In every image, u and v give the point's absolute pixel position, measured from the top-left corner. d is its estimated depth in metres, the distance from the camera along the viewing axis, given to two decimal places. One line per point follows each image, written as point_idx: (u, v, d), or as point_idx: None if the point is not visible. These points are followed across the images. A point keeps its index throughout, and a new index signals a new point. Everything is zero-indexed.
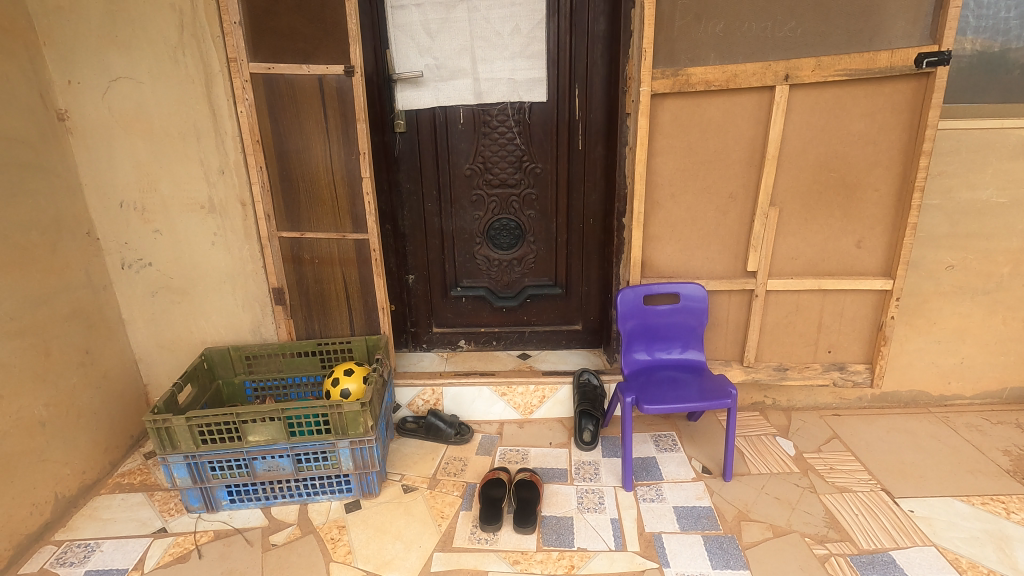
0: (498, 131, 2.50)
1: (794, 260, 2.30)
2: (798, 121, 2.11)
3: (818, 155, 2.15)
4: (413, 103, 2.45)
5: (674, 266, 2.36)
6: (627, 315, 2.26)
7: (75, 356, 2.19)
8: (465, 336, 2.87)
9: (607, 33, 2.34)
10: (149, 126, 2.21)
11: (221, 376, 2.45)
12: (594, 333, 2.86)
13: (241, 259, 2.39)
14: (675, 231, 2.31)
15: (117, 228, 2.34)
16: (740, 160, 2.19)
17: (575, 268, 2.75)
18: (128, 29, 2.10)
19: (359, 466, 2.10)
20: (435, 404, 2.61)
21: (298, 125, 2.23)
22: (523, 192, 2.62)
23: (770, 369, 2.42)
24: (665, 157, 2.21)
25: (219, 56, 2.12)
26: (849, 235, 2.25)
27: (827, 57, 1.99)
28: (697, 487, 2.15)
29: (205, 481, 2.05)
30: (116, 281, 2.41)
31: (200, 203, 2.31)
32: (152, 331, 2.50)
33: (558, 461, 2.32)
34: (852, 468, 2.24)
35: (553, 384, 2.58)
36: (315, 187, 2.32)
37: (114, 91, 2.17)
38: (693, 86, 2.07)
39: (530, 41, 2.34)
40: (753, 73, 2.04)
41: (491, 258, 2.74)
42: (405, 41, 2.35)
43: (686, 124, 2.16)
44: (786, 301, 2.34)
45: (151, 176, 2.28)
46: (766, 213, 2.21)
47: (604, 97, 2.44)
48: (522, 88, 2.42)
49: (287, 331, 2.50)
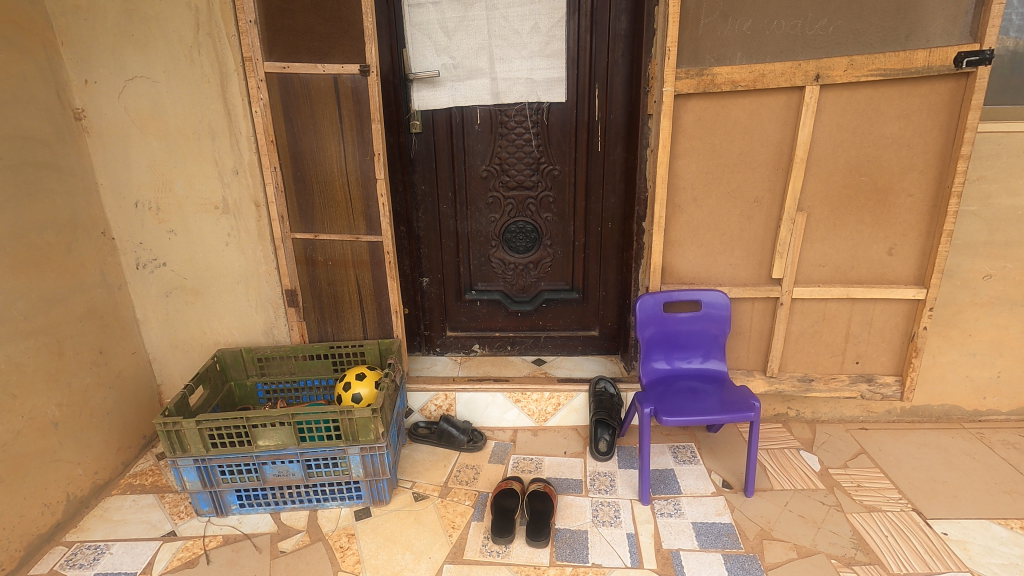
0: (516, 132, 2.45)
1: (821, 267, 2.18)
2: (828, 123, 2.02)
3: (849, 158, 2.04)
4: (429, 103, 2.41)
5: (696, 272, 2.27)
6: (646, 322, 2.20)
7: (89, 356, 2.19)
8: (479, 340, 2.81)
9: (629, 32, 2.28)
10: (163, 125, 2.20)
11: (234, 377, 2.43)
12: (611, 340, 2.78)
13: (254, 260, 2.37)
14: (696, 237, 2.23)
15: (132, 228, 2.33)
16: (767, 163, 2.11)
17: (593, 273, 2.68)
18: (145, 27, 2.08)
19: (369, 473, 2.05)
20: (448, 409, 2.57)
21: (312, 125, 2.19)
22: (540, 194, 2.56)
23: (794, 381, 2.30)
24: (688, 159, 2.14)
25: (234, 55, 2.09)
26: (880, 242, 2.12)
27: (861, 57, 1.91)
28: (717, 502, 2.07)
29: (215, 485, 2.03)
30: (131, 281, 2.40)
31: (214, 204, 2.29)
32: (165, 331, 2.49)
33: (572, 472, 2.26)
34: (881, 486, 2.14)
35: (569, 392, 2.52)
36: (330, 188, 2.27)
37: (130, 90, 2.16)
38: (718, 86, 2.00)
39: (549, 39, 2.29)
40: (782, 72, 1.96)
41: (506, 262, 2.68)
42: (421, 39, 2.31)
43: (711, 125, 2.09)
44: (812, 311, 2.22)
45: (165, 176, 2.26)
46: (792, 218, 2.11)
47: (625, 97, 2.37)
48: (541, 88, 2.36)
49: (299, 333, 2.46)
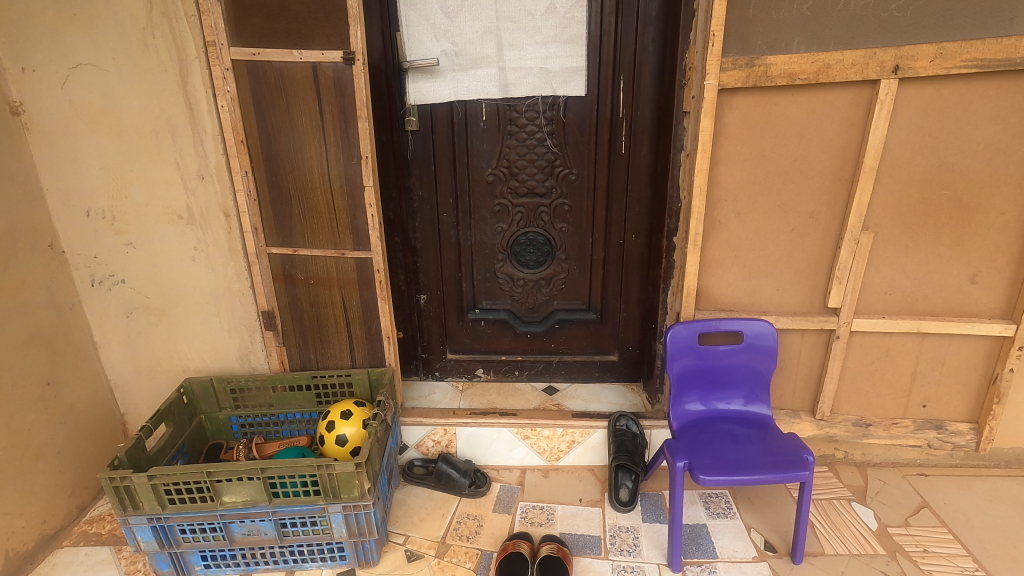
0: (527, 131, 2.12)
1: (887, 295, 1.85)
2: (904, 125, 1.67)
3: (928, 168, 1.70)
4: (427, 96, 2.07)
5: (735, 298, 1.95)
6: (678, 355, 1.87)
7: (34, 389, 1.90)
8: (483, 364, 2.50)
9: (661, 13, 1.93)
10: (116, 121, 1.88)
11: (204, 410, 2.14)
12: (632, 366, 2.47)
13: (226, 277, 2.06)
14: (738, 257, 1.90)
15: (85, 240, 2.02)
16: (827, 172, 1.76)
17: (613, 291, 2.36)
18: (90, 5, 1.75)
19: (354, 533, 1.76)
20: (447, 446, 2.26)
21: (289, 123, 1.87)
22: (553, 202, 2.23)
23: (848, 425, 2.00)
24: (731, 166, 1.80)
25: (195, 39, 1.77)
26: (961, 267, 1.78)
27: (952, 45, 1.57)
28: (760, 570, 1.76)
29: (175, 545, 1.74)
30: (87, 299, 2.09)
31: (177, 213, 1.98)
32: (128, 355, 2.18)
33: (589, 526, 1.96)
34: (952, 552, 1.82)
35: (585, 428, 2.21)
36: (310, 196, 1.95)
37: (76, 80, 1.83)
38: (772, 79, 1.66)
39: (568, 22, 1.95)
40: (852, 63, 1.62)
41: (515, 277, 2.35)
42: (418, 22, 1.97)
43: (760, 126, 1.74)
44: (873, 345, 1.90)
45: (121, 180, 1.94)
46: (856, 239, 1.77)
47: (654, 91, 2.03)
48: (557, 80, 2.02)
49: (278, 360, 2.16)
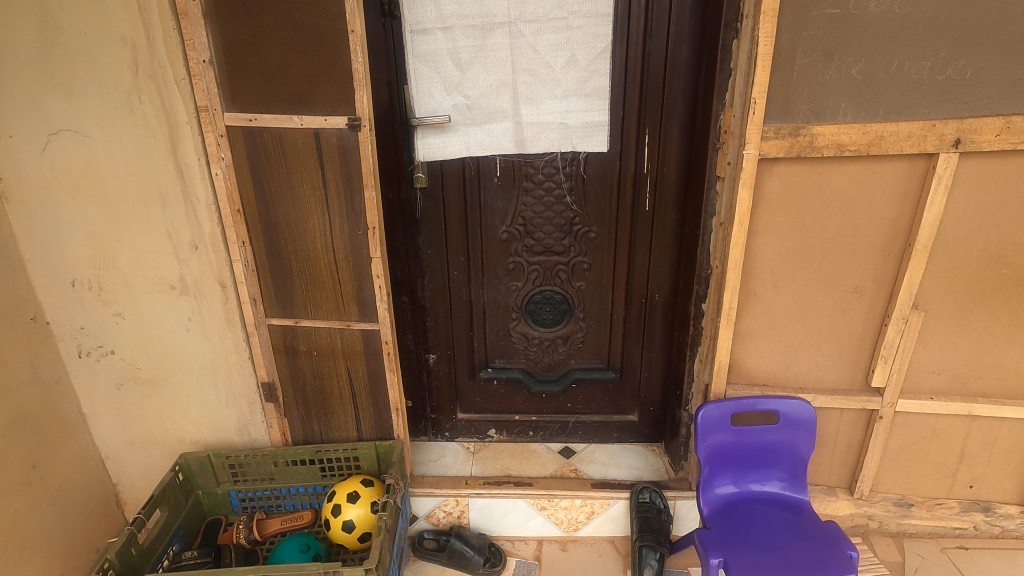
0: (544, 188, 1.98)
1: (935, 373, 1.72)
2: (961, 199, 1.54)
3: (986, 244, 1.57)
4: (436, 153, 1.90)
5: (770, 372, 1.82)
6: (709, 436, 1.74)
7: (17, 475, 1.77)
8: (496, 425, 2.38)
9: (691, 65, 1.78)
10: (100, 188, 1.73)
11: (201, 486, 2.02)
12: (653, 426, 2.34)
13: (222, 348, 1.92)
14: (774, 331, 1.76)
15: (71, 310, 1.87)
16: (875, 246, 1.62)
17: (634, 350, 2.22)
18: (69, 66, 1.60)
19: None
20: (459, 517, 2.14)
21: (289, 190, 1.72)
22: (572, 260, 2.09)
23: (888, 505, 1.89)
24: (769, 237, 1.66)
25: (186, 103, 1.62)
26: (1017, 347, 1.66)
27: (1022, 118, 1.44)
28: None
29: None
30: (74, 371, 1.96)
31: (170, 283, 1.83)
32: (119, 427, 2.05)
33: None
34: None
35: (605, 500, 2.08)
36: (312, 266, 1.81)
37: (55, 145, 1.68)
38: (818, 150, 1.52)
39: (590, 75, 1.79)
40: (908, 135, 1.48)
41: (529, 336, 2.22)
42: (427, 75, 1.82)
43: (803, 197, 1.60)
44: (919, 425, 1.78)
45: (107, 249, 1.80)
46: (905, 317, 1.64)
47: (682, 146, 1.88)
48: (577, 135, 1.86)
49: (280, 431, 2.03)
